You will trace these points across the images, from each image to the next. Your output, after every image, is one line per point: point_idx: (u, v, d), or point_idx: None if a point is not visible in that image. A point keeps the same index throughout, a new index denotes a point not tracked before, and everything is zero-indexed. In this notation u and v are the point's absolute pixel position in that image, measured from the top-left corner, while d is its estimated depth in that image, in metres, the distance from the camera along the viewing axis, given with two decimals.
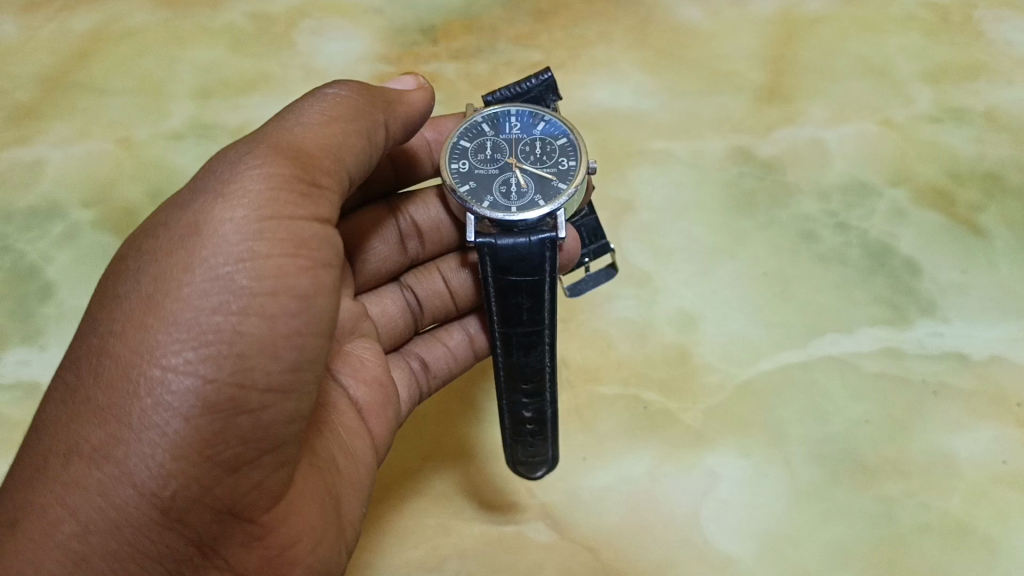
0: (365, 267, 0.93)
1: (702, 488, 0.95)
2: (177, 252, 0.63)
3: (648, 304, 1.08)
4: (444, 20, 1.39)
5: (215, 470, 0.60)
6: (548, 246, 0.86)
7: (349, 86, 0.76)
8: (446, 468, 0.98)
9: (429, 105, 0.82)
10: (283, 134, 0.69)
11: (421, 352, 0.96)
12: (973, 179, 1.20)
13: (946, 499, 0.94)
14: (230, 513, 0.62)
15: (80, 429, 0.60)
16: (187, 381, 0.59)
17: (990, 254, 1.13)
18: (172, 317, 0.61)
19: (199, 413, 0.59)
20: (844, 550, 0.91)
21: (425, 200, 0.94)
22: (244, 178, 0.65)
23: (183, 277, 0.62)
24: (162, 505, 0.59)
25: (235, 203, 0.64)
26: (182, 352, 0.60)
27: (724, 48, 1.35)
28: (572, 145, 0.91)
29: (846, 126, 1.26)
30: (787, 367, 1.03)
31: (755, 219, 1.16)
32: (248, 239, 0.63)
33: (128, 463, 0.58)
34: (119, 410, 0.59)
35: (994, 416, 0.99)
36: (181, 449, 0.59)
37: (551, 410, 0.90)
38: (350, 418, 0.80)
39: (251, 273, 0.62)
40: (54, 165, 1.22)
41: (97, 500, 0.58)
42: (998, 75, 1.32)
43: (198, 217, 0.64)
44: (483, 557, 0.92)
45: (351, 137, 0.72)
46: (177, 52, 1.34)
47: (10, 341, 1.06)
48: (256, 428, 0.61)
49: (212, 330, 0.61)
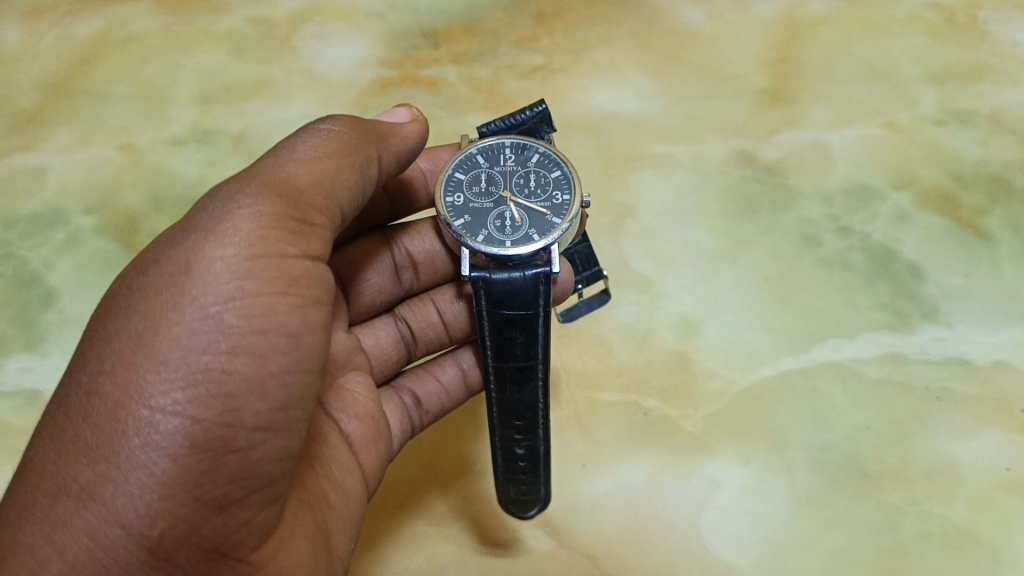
0: (359, 299, 0.94)
1: (702, 495, 0.95)
2: (167, 290, 0.63)
3: (648, 310, 1.08)
4: (445, 25, 1.39)
5: (204, 509, 0.61)
6: (542, 280, 0.86)
7: (342, 120, 0.77)
8: (447, 481, 0.98)
9: (421, 138, 0.83)
10: (275, 170, 0.70)
11: (413, 386, 0.95)
12: (977, 182, 1.20)
13: (949, 507, 0.93)
14: (219, 551, 0.63)
15: (69, 466, 0.60)
16: (175, 421, 0.60)
17: (995, 257, 1.12)
18: (161, 356, 0.61)
19: (187, 452, 0.60)
20: (844, 558, 0.90)
21: (420, 232, 0.94)
22: (235, 217, 0.65)
23: (172, 316, 0.62)
24: (150, 545, 0.59)
25: (225, 242, 0.64)
26: (170, 393, 0.60)
27: (727, 51, 1.34)
28: (566, 177, 0.90)
29: (849, 129, 1.25)
30: (788, 373, 1.02)
31: (756, 224, 1.15)
32: (238, 278, 0.63)
33: (117, 503, 0.58)
34: (107, 450, 0.59)
35: (997, 422, 0.98)
36: (169, 488, 0.59)
37: (543, 448, 0.90)
38: (341, 452, 0.80)
39: (240, 312, 0.63)
40: (56, 172, 1.23)
41: (85, 541, 0.58)
42: (1003, 77, 1.31)
43: (188, 256, 0.64)
44: (483, 565, 0.92)
45: (343, 173, 0.72)
46: (179, 58, 1.35)
47: (11, 348, 1.07)
48: (245, 466, 0.62)
49: (201, 369, 0.61)
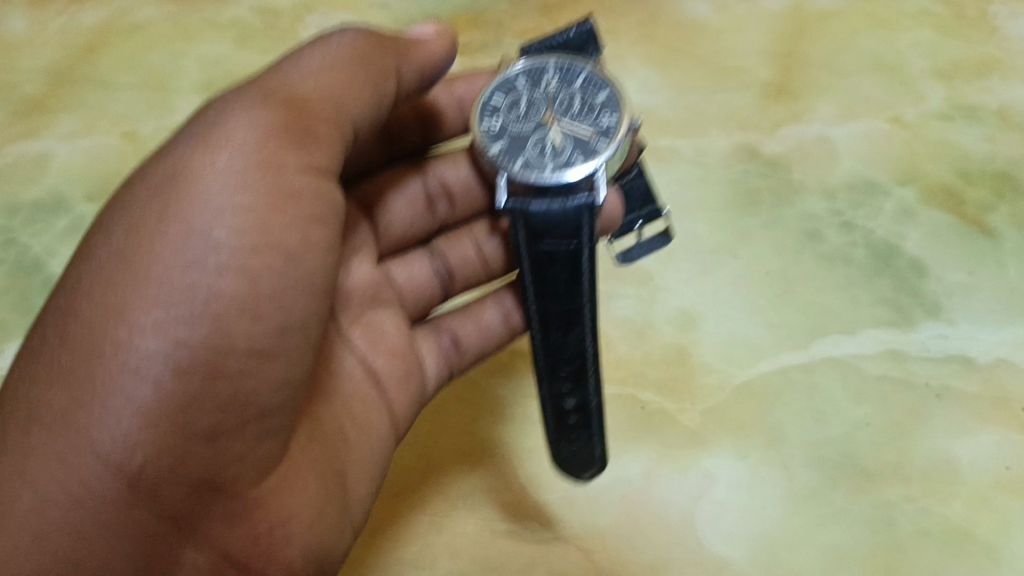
0: (390, 229, 0.98)
1: (698, 490, 0.94)
2: (156, 204, 0.70)
3: (647, 304, 1.08)
4: (449, 15, 1.38)
5: (188, 438, 0.67)
6: (585, 211, 0.86)
7: (354, 34, 0.81)
8: (443, 476, 0.97)
9: (448, 56, 0.88)
10: (282, 83, 0.75)
11: (453, 327, 1.00)
12: (983, 178, 1.18)
13: (947, 505, 0.93)
14: (208, 484, 0.69)
15: (47, 394, 0.67)
16: (158, 343, 0.66)
17: (999, 254, 1.11)
18: (151, 276, 0.67)
19: (170, 377, 0.66)
20: (840, 554, 0.90)
21: (453, 161, 0.99)
22: (230, 127, 0.71)
23: (160, 233, 0.69)
24: (127, 478, 0.66)
25: (219, 151, 0.70)
26: (154, 313, 0.67)
27: (733, 44, 1.33)
28: (613, 100, 0.89)
29: (855, 123, 1.24)
30: (788, 368, 1.02)
31: (758, 218, 1.15)
32: (233, 192, 0.69)
33: (93, 435, 0.65)
34: (92, 374, 0.66)
35: (997, 420, 0.98)
36: (151, 417, 0.65)
37: (592, 375, 0.89)
38: (363, 386, 0.90)
39: (233, 229, 0.69)
40: (60, 159, 1.23)
41: (58, 474, 0.65)
42: (1012, 73, 1.29)
43: (184, 165, 0.70)
44: (476, 556, 0.92)
45: (356, 84, 0.77)
46: (183, 47, 1.35)
47: (13, 333, 1.07)
48: (234, 395, 0.68)
49: (190, 288, 0.67)
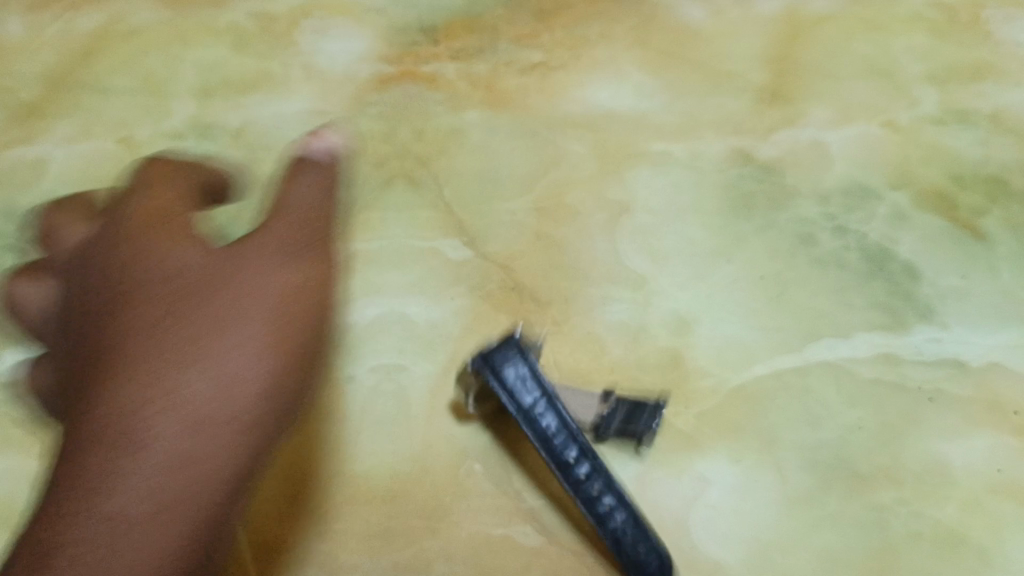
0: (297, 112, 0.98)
1: (693, 494, 0.96)
2: (130, 258, 0.92)
3: (642, 308, 1.08)
4: (444, 20, 1.35)
5: (88, 450, 0.80)
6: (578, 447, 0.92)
7: (320, 152, 0.98)
8: (437, 480, 0.97)
9: (335, 163, 0.97)
10: (196, 181, 1.04)
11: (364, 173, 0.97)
12: (976, 182, 1.19)
13: (939, 508, 0.94)
14: (156, 494, 0.78)
15: (76, 421, 0.83)
16: (105, 370, 0.84)
17: (992, 258, 1.12)
18: (110, 317, 0.88)
19: (105, 388, 0.83)
20: (832, 558, 0.92)
21: None
22: (177, 212, 0.97)
23: (138, 293, 0.89)
24: (64, 476, 0.79)
25: (183, 240, 0.93)
26: (123, 347, 0.85)
27: (727, 48, 1.33)
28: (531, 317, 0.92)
29: (849, 127, 1.24)
30: (782, 371, 1.02)
31: (752, 222, 1.15)
32: (145, 248, 0.92)
33: (79, 442, 0.81)
34: (93, 399, 0.83)
35: (990, 423, 0.99)
36: (115, 421, 0.81)
37: (609, 480, 0.92)
38: (308, 264, 0.91)
39: (165, 280, 0.89)
40: (57, 163, 1.25)
41: (61, 479, 0.79)
42: (1005, 76, 1.30)
43: (130, 231, 0.94)
44: (474, 561, 0.93)
45: (292, 189, 0.94)
46: (179, 51, 1.35)
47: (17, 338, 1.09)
48: (167, 399, 0.82)
49: (133, 326, 0.87)
